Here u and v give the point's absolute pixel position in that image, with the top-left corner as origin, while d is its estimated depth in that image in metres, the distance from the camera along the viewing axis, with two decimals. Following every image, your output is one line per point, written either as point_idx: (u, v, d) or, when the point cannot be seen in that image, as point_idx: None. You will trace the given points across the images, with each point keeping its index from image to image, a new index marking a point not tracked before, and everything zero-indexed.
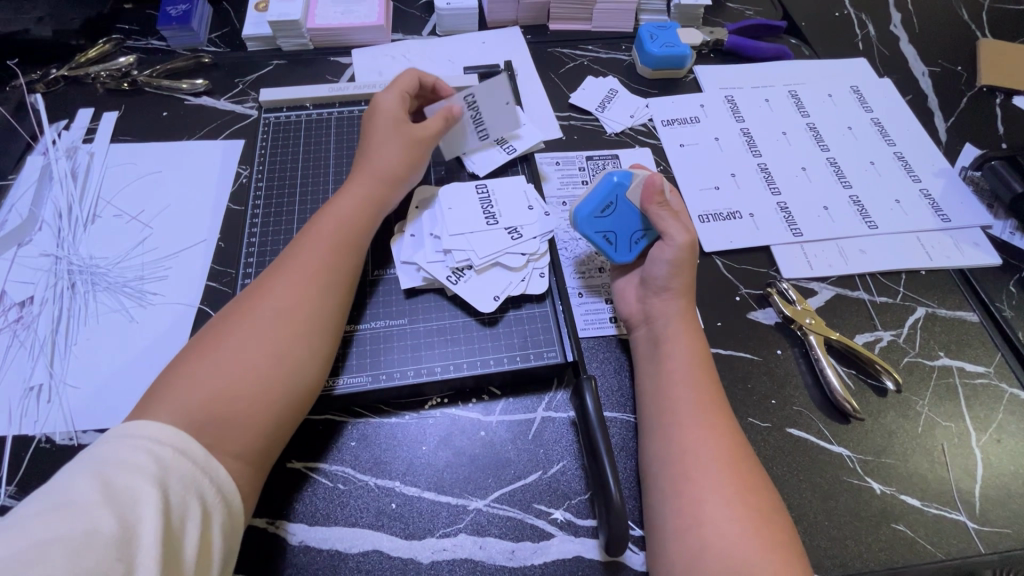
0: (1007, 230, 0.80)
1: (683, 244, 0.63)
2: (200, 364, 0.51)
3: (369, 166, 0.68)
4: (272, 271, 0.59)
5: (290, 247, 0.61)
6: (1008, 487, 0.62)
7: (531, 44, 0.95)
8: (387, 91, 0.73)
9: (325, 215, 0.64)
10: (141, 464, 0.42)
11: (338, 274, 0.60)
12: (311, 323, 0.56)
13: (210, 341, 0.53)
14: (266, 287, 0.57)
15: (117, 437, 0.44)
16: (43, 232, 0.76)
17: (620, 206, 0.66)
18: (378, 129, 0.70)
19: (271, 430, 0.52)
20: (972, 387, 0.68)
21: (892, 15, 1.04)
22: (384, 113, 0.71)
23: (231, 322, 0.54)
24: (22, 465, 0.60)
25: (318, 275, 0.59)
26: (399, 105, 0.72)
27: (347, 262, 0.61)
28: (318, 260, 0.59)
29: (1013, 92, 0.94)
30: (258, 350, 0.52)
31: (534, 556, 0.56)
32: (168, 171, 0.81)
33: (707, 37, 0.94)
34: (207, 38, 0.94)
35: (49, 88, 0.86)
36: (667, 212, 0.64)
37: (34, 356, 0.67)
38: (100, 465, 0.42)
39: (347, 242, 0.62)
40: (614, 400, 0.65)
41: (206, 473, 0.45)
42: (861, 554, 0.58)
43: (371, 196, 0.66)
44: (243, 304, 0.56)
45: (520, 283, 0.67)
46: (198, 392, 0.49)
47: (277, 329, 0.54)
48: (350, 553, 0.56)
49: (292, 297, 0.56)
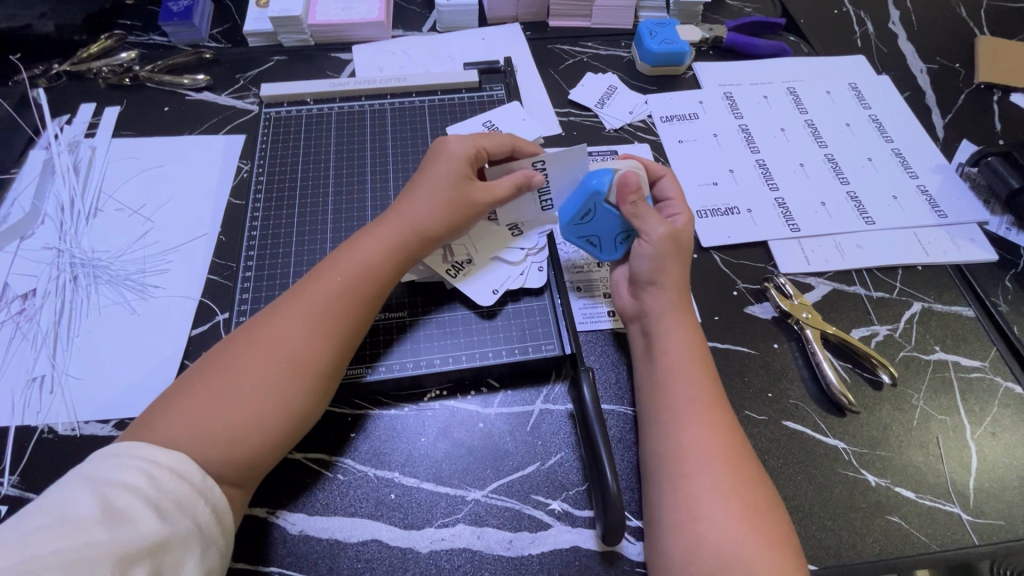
0: (1004, 225, 0.80)
1: (660, 237, 0.63)
2: (203, 399, 0.49)
3: (407, 208, 0.63)
4: (288, 304, 0.56)
5: (311, 277, 0.58)
6: (1002, 480, 0.63)
7: (531, 41, 0.96)
8: (465, 139, 0.67)
9: (350, 249, 0.60)
10: (136, 485, 0.43)
11: (348, 314, 0.57)
12: (320, 377, 0.54)
13: (216, 371, 0.52)
14: (281, 325, 0.54)
15: (115, 454, 0.45)
16: (45, 226, 0.77)
17: (599, 211, 0.65)
18: (434, 174, 0.64)
19: (261, 473, 0.51)
20: (968, 380, 0.69)
21: (890, 12, 1.04)
22: (446, 161, 0.65)
23: (239, 356, 0.52)
24: (25, 455, 0.61)
25: (332, 324, 0.55)
26: (469, 154, 0.65)
27: (361, 302, 0.58)
28: (335, 305, 0.56)
29: (1011, 88, 0.94)
30: (262, 399, 0.51)
31: (532, 546, 0.57)
32: (169, 165, 0.81)
33: (706, 34, 0.95)
34: (208, 34, 0.94)
35: (51, 84, 0.87)
36: (643, 210, 0.63)
37: (36, 347, 0.67)
38: (98, 482, 0.43)
39: (368, 289, 0.58)
40: (612, 393, 0.65)
41: (202, 493, 0.46)
42: (857, 544, 0.59)
43: (401, 241, 0.61)
44: (256, 337, 0.54)
45: (519, 276, 0.68)
46: (197, 434, 0.48)
47: (277, 373, 0.52)
48: (349, 542, 0.56)
49: (304, 347, 0.53)
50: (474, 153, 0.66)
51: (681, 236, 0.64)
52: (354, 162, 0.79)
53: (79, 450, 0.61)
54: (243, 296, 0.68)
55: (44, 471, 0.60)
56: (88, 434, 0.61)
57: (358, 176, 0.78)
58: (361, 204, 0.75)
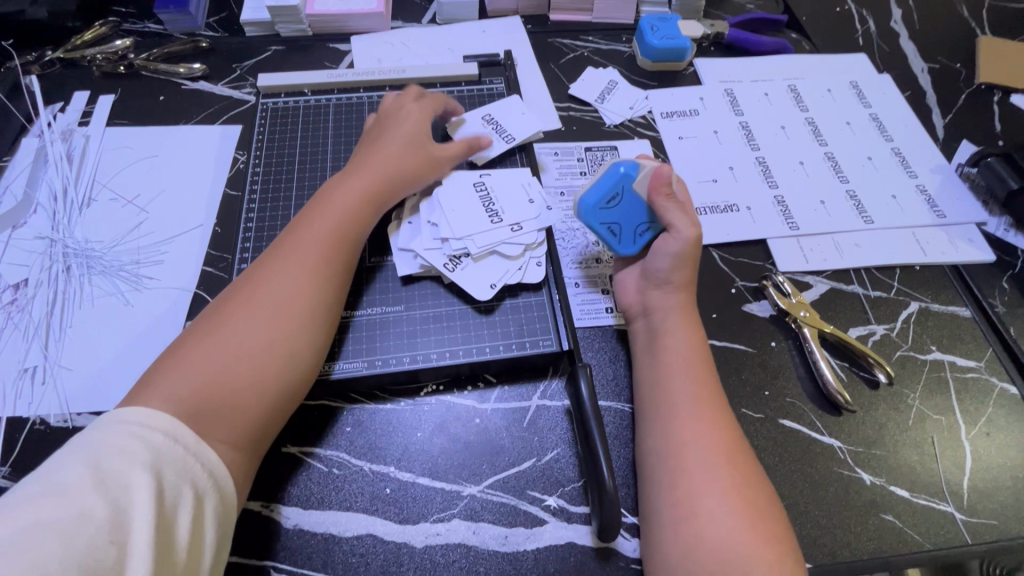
0: (1002, 226, 0.80)
1: (690, 238, 0.63)
2: (195, 351, 0.51)
3: (379, 162, 0.67)
4: (270, 261, 0.58)
5: (290, 236, 0.61)
6: (996, 480, 0.63)
7: (532, 34, 0.95)
8: (415, 106, 0.74)
9: (324, 206, 0.63)
10: (131, 450, 0.42)
11: (332, 265, 0.59)
12: (308, 318, 0.56)
13: (208, 330, 0.53)
14: (266, 278, 0.57)
15: (111, 422, 0.44)
16: (38, 215, 0.76)
17: (627, 197, 0.65)
18: (394, 133, 0.70)
19: (270, 419, 0.52)
20: (964, 381, 0.69)
21: (892, 11, 1.04)
22: (408, 121, 0.72)
23: (227, 312, 0.54)
24: (16, 447, 0.60)
25: (319, 270, 0.58)
26: (421, 117, 0.73)
27: (341, 253, 0.61)
28: (315, 254, 0.59)
29: (1011, 89, 0.94)
30: (258, 341, 0.52)
31: (527, 541, 0.57)
32: (165, 155, 0.80)
33: (708, 29, 0.94)
34: (205, 23, 0.93)
35: (44, 71, 0.86)
36: (674, 205, 0.63)
37: (28, 338, 0.67)
38: (92, 452, 0.42)
39: (350, 236, 0.62)
40: (609, 389, 0.65)
41: (199, 458, 0.45)
42: (851, 542, 0.59)
43: (376, 193, 0.65)
44: (242, 293, 0.56)
45: (517, 271, 0.68)
46: (193, 382, 0.49)
47: (268, 319, 0.54)
48: (344, 536, 0.56)
49: (291, 292, 0.56)
50: (425, 116, 0.74)
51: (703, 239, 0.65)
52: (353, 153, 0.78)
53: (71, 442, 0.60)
54: None
55: (35, 464, 0.59)
56: (81, 426, 0.61)
57: None
58: None
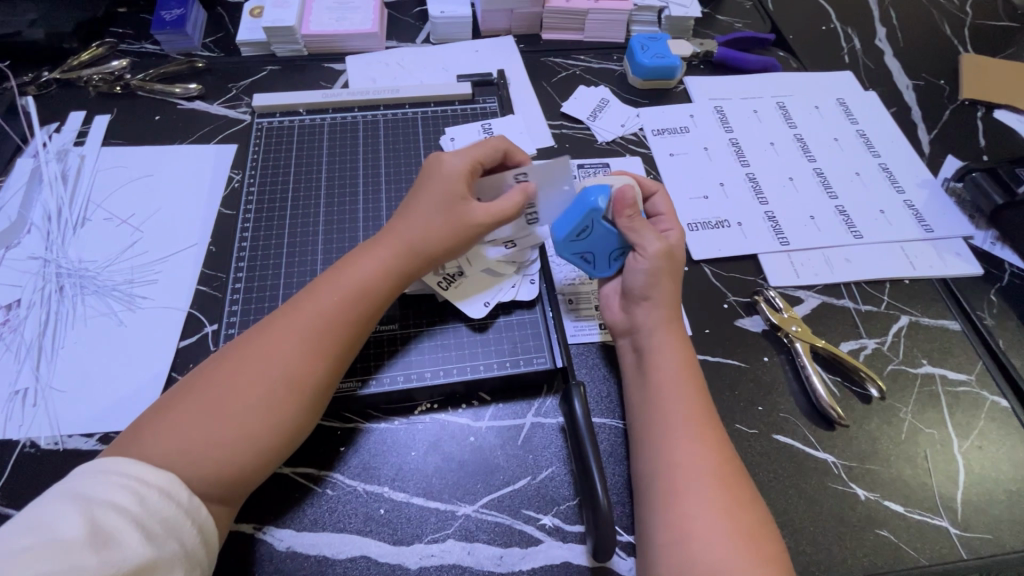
0: (989, 240, 0.81)
1: (656, 252, 0.63)
2: (188, 411, 0.49)
3: (403, 227, 0.62)
4: (286, 321, 0.55)
5: (309, 291, 0.58)
6: (989, 493, 0.63)
7: (524, 53, 0.96)
8: (460, 155, 0.64)
9: (349, 267, 0.59)
10: (121, 504, 0.43)
11: (344, 335, 0.56)
12: (312, 396, 0.53)
13: (208, 390, 0.51)
14: (276, 342, 0.54)
15: (100, 471, 0.44)
16: (32, 235, 0.76)
17: (596, 229, 0.63)
18: (429, 190, 0.62)
19: (252, 486, 0.51)
20: (955, 394, 0.69)
21: (876, 29, 1.06)
22: (446, 174, 0.62)
23: (230, 371, 0.52)
24: (6, 470, 0.59)
25: (332, 343, 0.55)
26: (462, 171, 0.63)
27: (356, 322, 0.57)
28: (329, 322, 0.55)
29: (995, 105, 0.96)
30: (256, 418, 0.50)
31: (522, 561, 0.56)
32: (160, 174, 0.81)
33: (697, 48, 0.96)
34: (201, 43, 0.94)
35: (40, 91, 0.87)
36: (639, 225, 0.63)
37: (20, 359, 0.66)
38: (83, 500, 0.42)
39: (368, 306, 0.58)
40: (603, 406, 0.65)
41: (189, 514, 0.46)
42: (847, 559, 0.59)
43: (402, 253, 0.60)
44: (249, 352, 0.53)
45: (510, 289, 0.69)
46: (185, 451, 0.47)
47: (270, 395, 0.51)
48: (338, 558, 0.56)
49: (299, 367, 0.53)
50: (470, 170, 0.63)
51: (673, 250, 0.65)
52: (347, 172, 0.79)
53: (62, 464, 0.60)
54: (233, 307, 0.68)
55: (26, 487, 0.58)
56: (73, 448, 0.61)
57: (350, 188, 0.77)
58: (352, 214, 0.75)
